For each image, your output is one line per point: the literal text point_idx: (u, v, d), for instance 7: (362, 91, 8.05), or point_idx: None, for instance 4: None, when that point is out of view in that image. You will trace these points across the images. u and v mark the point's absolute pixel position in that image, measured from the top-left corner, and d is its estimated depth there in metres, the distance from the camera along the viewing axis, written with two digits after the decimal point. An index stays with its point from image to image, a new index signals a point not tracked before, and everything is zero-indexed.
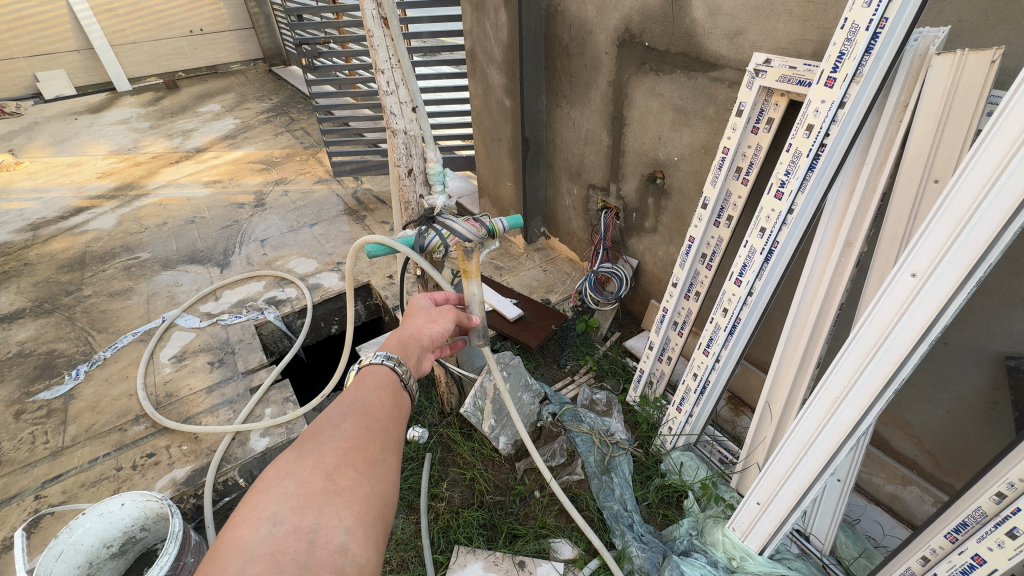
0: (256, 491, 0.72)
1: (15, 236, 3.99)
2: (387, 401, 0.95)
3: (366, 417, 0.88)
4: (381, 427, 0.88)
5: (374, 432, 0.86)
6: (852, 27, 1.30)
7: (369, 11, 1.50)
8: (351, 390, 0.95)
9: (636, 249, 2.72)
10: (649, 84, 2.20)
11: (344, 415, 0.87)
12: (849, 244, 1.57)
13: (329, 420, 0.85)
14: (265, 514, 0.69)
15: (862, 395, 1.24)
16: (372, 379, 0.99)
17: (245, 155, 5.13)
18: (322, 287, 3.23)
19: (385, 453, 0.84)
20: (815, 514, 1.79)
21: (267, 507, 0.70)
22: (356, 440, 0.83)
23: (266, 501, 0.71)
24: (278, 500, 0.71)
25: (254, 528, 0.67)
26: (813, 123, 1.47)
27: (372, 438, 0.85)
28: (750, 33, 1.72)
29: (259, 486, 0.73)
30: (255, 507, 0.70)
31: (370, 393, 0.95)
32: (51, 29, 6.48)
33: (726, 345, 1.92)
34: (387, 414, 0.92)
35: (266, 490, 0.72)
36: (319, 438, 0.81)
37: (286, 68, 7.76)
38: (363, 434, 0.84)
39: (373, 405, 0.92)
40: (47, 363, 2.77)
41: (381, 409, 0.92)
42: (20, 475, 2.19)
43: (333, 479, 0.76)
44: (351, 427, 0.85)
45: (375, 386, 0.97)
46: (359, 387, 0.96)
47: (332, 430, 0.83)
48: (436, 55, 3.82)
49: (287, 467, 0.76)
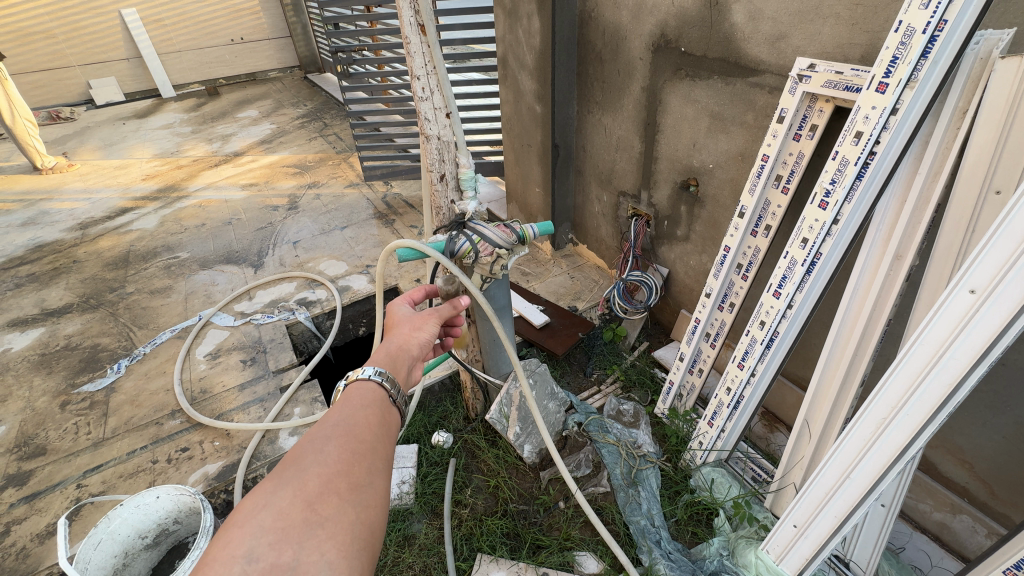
0: (231, 524, 0.69)
1: (66, 234, 4.19)
2: (374, 419, 0.92)
3: (352, 439, 0.85)
4: (368, 447, 0.85)
5: (360, 454, 0.83)
6: (908, 30, 1.26)
7: (407, 18, 1.52)
8: (335, 410, 0.91)
9: (666, 258, 2.67)
10: (685, 90, 2.15)
11: (328, 437, 0.83)
12: (899, 257, 1.48)
13: (312, 442, 0.81)
14: (239, 551, 0.66)
15: (912, 417, 1.15)
16: (358, 396, 0.95)
17: (280, 159, 5.27)
18: (351, 289, 3.28)
19: (372, 476, 0.81)
20: (856, 539, 1.70)
21: (242, 543, 0.67)
22: (340, 464, 0.79)
23: (240, 536, 0.67)
24: (255, 534, 0.68)
25: (227, 568, 0.64)
26: (862, 130, 1.42)
27: (357, 461, 0.82)
28: (794, 37, 1.67)
29: (234, 517, 0.70)
30: (228, 543, 0.67)
31: (355, 412, 0.91)
32: (103, 39, 6.83)
33: (762, 359, 1.86)
34: (374, 432, 0.89)
35: (241, 523, 0.69)
36: (301, 463, 0.77)
37: (321, 76, 7.96)
38: (348, 457, 0.81)
39: (359, 424, 0.89)
40: (91, 357, 2.89)
41: (367, 428, 0.89)
42: (63, 464, 2.28)
43: (314, 509, 0.73)
44: (335, 451, 0.81)
45: (361, 404, 0.93)
46: (343, 406, 0.92)
47: (316, 453, 0.79)
48: (465, 62, 3.84)
49: (265, 496, 0.72)
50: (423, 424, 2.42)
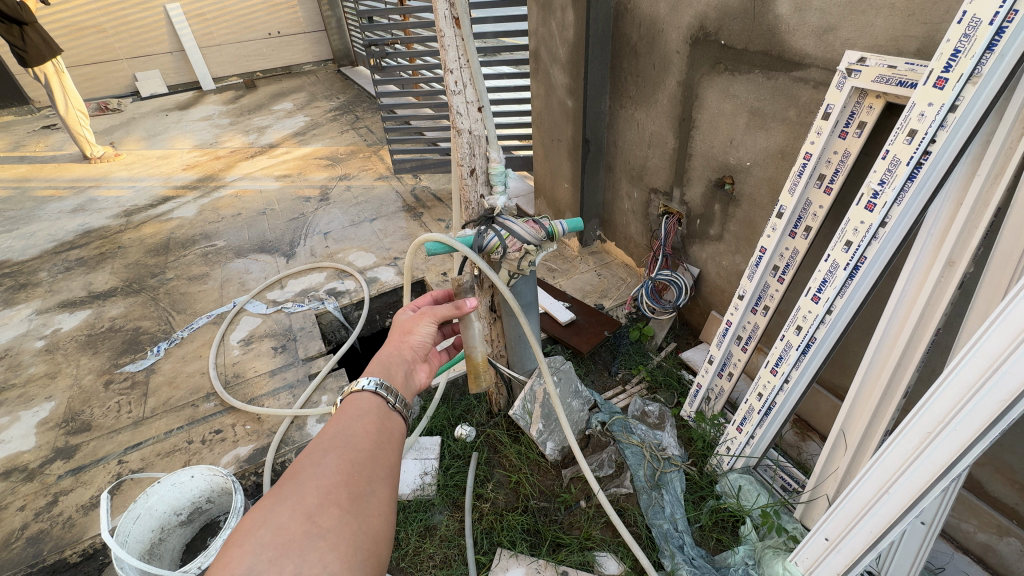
0: (231, 545, 0.70)
1: (111, 221, 4.38)
2: (375, 427, 0.93)
3: (351, 450, 0.86)
4: (368, 457, 0.86)
5: (361, 463, 0.84)
6: (972, 21, 1.19)
7: (442, 11, 1.51)
8: (336, 422, 0.92)
9: (697, 258, 2.61)
10: (723, 85, 2.08)
11: (327, 450, 0.84)
12: (952, 263, 1.40)
13: (310, 456, 0.82)
14: (240, 569, 0.66)
15: (961, 432, 1.08)
16: (357, 406, 0.96)
17: (313, 151, 5.37)
18: (379, 281, 3.33)
19: (373, 485, 0.82)
20: (892, 556, 1.63)
21: (243, 561, 0.67)
22: (340, 475, 0.80)
23: (241, 555, 0.68)
24: (255, 552, 0.68)
25: None
26: (916, 128, 1.35)
27: (357, 472, 0.82)
28: (843, 30, 1.59)
29: (233, 538, 0.71)
30: (228, 563, 0.67)
31: (355, 422, 0.92)
32: (149, 33, 7.10)
33: (797, 364, 1.79)
34: (375, 441, 0.90)
35: (242, 542, 0.70)
36: (298, 478, 0.78)
37: (354, 69, 8.05)
38: (348, 468, 0.82)
39: (359, 435, 0.90)
40: (133, 339, 3.02)
41: (367, 438, 0.90)
42: (106, 440, 2.40)
43: (314, 522, 0.73)
44: (334, 463, 0.82)
45: (361, 414, 0.94)
46: (344, 419, 0.93)
47: (315, 466, 0.80)
48: (497, 55, 3.82)
49: (264, 513, 0.73)
50: (446, 416, 2.44)
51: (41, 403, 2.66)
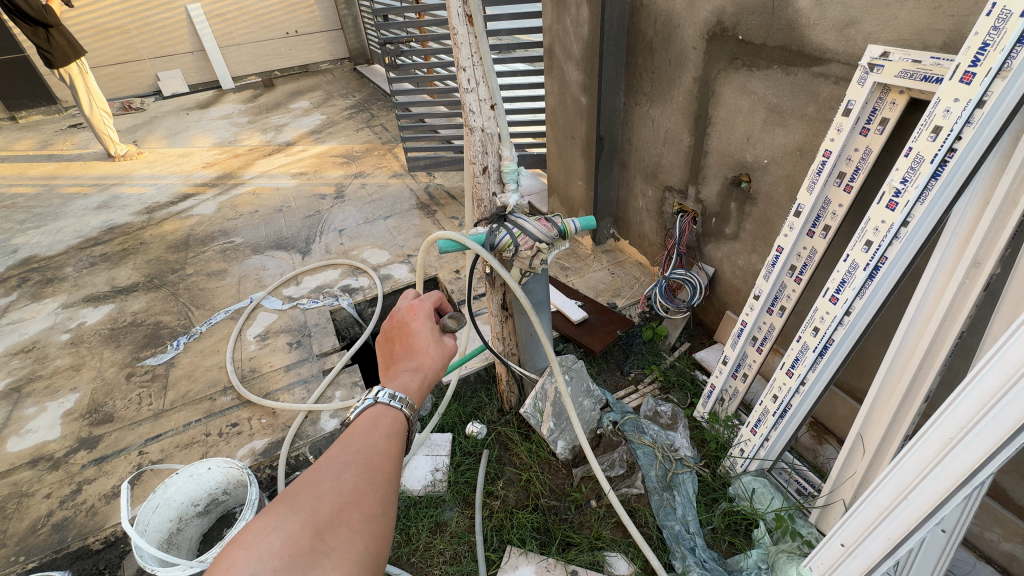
0: (236, 545, 0.70)
1: (134, 218, 4.49)
2: (394, 449, 0.94)
3: (368, 466, 0.86)
4: (383, 477, 0.86)
5: (377, 484, 0.84)
6: (1002, 13, 1.15)
7: (455, 9, 1.50)
8: (357, 432, 0.93)
9: (712, 257, 2.57)
10: (741, 81, 2.05)
11: (346, 463, 0.85)
12: (978, 264, 1.35)
13: (330, 467, 0.83)
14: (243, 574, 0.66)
15: (984, 439, 1.04)
16: (382, 423, 0.96)
17: (329, 149, 5.44)
18: (392, 278, 3.35)
19: (383, 508, 0.82)
20: (911, 564, 1.59)
21: (246, 567, 0.67)
22: (354, 494, 0.81)
23: (246, 559, 0.68)
24: (261, 559, 0.69)
25: None
26: (941, 125, 1.31)
27: (370, 491, 0.83)
28: (866, 23, 1.54)
29: (240, 538, 0.70)
30: (233, 565, 0.67)
31: (378, 439, 0.93)
32: (171, 34, 7.24)
33: (814, 366, 1.76)
34: (393, 462, 0.91)
35: (249, 545, 0.70)
36: (315, 489, 0.79)
37: (369, 67, 8.12)
38: (363, 486, 0.82)
39: (379, 454, 0.90)
40: (154, 333, 3.10)
41: (387, 458, 0.90)
42: (128, 431, 2.46)
43: (322, 539, 0.74)
44: (350, 478, 0.82)
45: (386, 432, 0.95)
46: (367, 430, 0.93)
47: (332, 480, 0.81)
48: (511, 52, 3.81)
49: (276, 519, 0.73)
50: (457, 414, 2.45)
51: (66, 394, 2.74)
